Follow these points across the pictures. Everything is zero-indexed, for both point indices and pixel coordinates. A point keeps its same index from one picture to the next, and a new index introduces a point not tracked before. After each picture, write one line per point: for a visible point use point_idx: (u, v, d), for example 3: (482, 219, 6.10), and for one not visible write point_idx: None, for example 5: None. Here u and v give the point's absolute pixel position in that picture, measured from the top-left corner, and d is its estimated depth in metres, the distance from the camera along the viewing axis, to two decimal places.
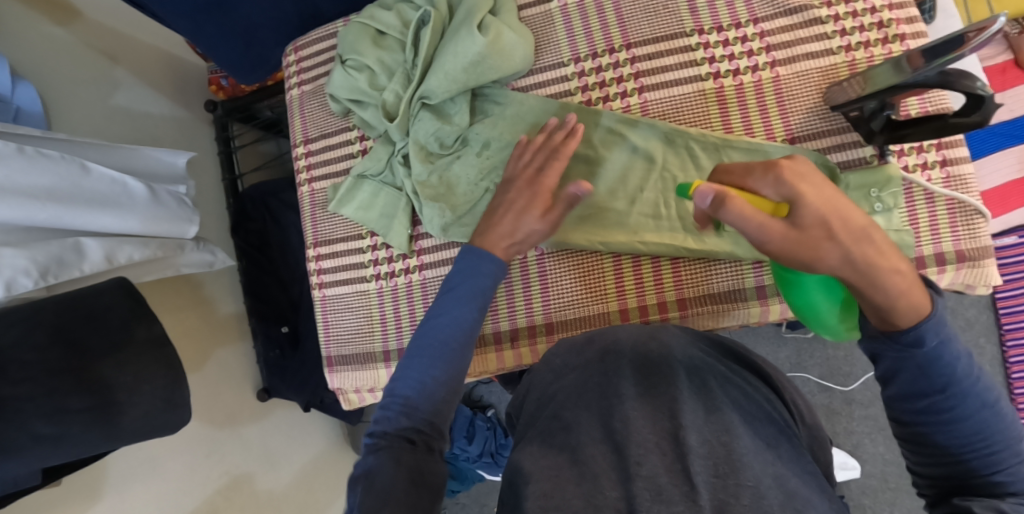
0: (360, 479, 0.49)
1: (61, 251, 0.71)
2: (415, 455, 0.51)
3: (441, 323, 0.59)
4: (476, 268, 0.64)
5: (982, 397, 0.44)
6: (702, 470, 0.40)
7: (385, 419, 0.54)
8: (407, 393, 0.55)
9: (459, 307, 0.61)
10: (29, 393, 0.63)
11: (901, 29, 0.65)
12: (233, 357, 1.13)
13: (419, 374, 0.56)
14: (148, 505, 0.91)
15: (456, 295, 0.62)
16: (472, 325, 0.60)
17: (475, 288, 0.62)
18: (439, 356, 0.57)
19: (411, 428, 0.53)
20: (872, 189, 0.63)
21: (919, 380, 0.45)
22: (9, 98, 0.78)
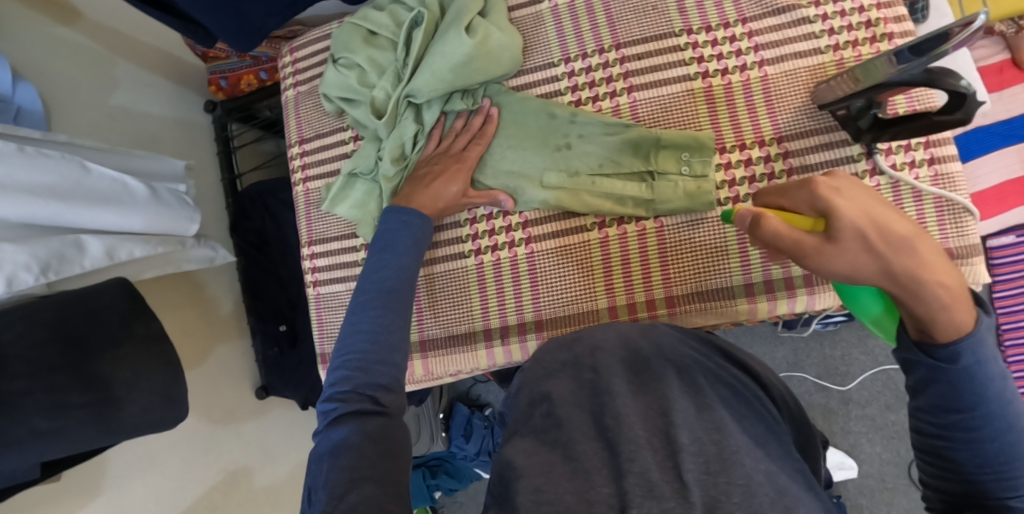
0: (325, 456, 0.50)
1: (62, 247, 0.73)
2: (383, 423, 0.51)
3: (381, 271, 0.62)
4: (405, 222, 0.66)
5: (1013, 424, 0.42)
6: (692, 468, 0.41)
7: (344, 380, 0.54)
8: (361, 348, 0.56)
9: (397, 258, 0.63)
10: (27, 389, 0.64)
11: (890, 28, 0.66)
12: (231, 356, 1.14)
13: (369, 325, 0.57)
14: (147, 500, 0.92)
15: (391, 249, 0.64)
16: (412, 276, 0.63)
17: (406, 240, 0.65)
18: (388, 307, 0.59)
19: (374, 386, 0.53)
20: (684, 152, 0.68)
21: (948, 392, 0.44)
22: (10, 99, 0.79)
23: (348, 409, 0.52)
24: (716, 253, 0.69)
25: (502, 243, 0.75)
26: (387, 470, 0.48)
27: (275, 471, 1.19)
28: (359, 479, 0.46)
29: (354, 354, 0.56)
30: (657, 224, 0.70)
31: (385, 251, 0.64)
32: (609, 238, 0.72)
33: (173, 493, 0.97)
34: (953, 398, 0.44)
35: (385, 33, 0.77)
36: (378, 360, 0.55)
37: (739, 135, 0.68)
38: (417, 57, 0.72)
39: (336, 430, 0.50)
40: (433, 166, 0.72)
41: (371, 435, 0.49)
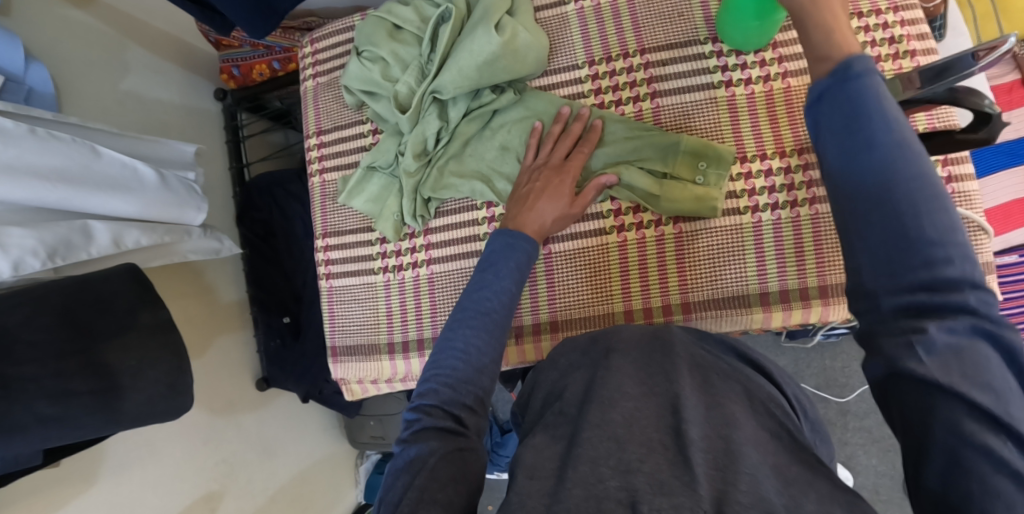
0: (403, 469, 0.48)
1: (69, 233, 0.72)
2: (457, 443, 0.49)
3: (484, 295, 0.58)
4: (512, 245, 0.62)
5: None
6: (701, 461, 0.41)
7: (430, 394, 0.53)
8: (453, 367, 0.53)
9: (501, 282, 0.59)
10: (33, 373, 0.63)
11: (912, 45, 0.67)
12: (233, 345, 1.13)
13: (462, 345, 0.54)
14: (145, 489, 0.92)
15: (495, 270, 0.59)
16: (514, 300, 0.58)
17: (515, 265, 0.60)
18: (484, 328, 0.55)
19: (458, 407, 0.51)
20: (702, 161, 0.68)
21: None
22: (22, 79, 0.78)
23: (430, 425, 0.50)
24: (731, 259, 0.69)
25: None
26: (458, 489, 0.45)
27: (275, 463, 1.18)
28: (429, 499, 0.43)
29: (444, 370, 0.54)
30: (676, 230, 0.70)
31: (491, 272, 0.59)
32: (628, 242, 0.72)
33: (171, 483, 0.96)
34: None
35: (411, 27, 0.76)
36: (465, 383, 0.52)
37: (761, 145, 0.69)
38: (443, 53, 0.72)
39: (411, 445, 0.49)
40: (534, 182, 0.68)
41: (447, 455, 0.47)
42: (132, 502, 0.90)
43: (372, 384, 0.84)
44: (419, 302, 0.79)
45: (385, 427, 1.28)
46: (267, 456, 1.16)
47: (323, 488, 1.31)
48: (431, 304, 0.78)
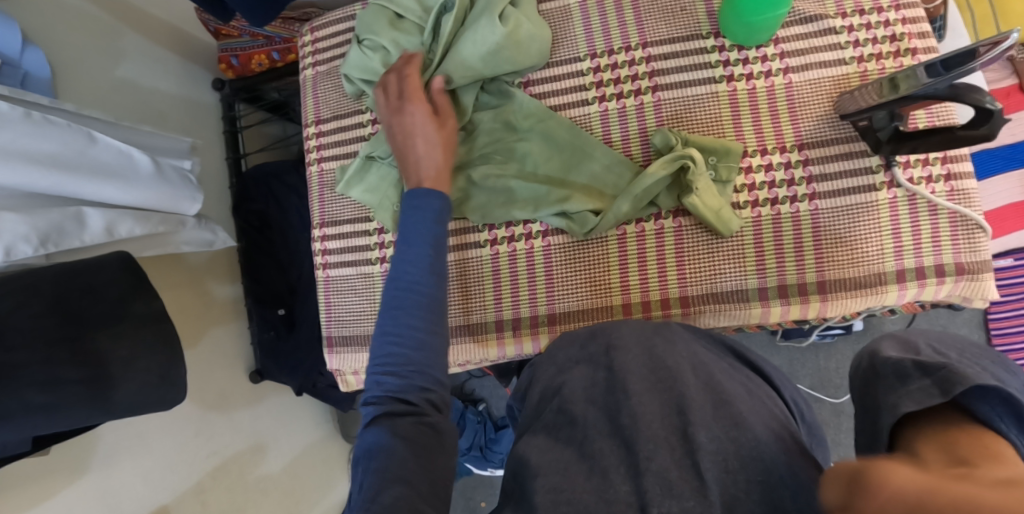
0: (363, 457, 0.50)
1: (62, 220, 0.71)
2: (414, 419, 0.51)
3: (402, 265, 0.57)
4: (417, 205, 0.60)
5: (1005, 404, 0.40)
6: (711, 467, 0.41)
7: (378, 386, 0.54)
8: (395, 356, 0.54)
9: (416, 250, 0.57)
10: (24, 360, 0.63)
11: (913, 43, 0.67)
12: (227, 337, 1.12)
13: (394, 326, 0.55)
14: (134, 481, 0.91)
15: (407, 239, 0.58)
16: (437, 265, 0.57)
17: (422, 226, 0.59)
18: (414, 307, 0.55)
19: (402, 391, 0.53)
20: (711, 157, 0.68)
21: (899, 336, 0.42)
22: (17, 63, 0.77)
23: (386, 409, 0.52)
24: (730, 254, 0.69)
25: (519, 235, 0.75)
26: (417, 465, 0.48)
27: (267, 456, 1.17)
28: (394, 479, 0.46)
29: (388, 360, 0.54)
30: (677, 224, 0.70)
31: (404, 243, 0.58)
32: (627, 236, 0.72)
33: (162, 476, 0.95)
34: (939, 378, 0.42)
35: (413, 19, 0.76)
36: (415, 370, 0.53)
37: (761, 140, 0.69)
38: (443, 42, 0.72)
39: (372, 428, 0.51)
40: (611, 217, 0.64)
41: (405, 435, 0.49)
42: (122, 493, 0.89)
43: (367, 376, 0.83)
44: None
45: None
46: (260, 450, 1.16)
47: (315, 484, 1.30)
48: None
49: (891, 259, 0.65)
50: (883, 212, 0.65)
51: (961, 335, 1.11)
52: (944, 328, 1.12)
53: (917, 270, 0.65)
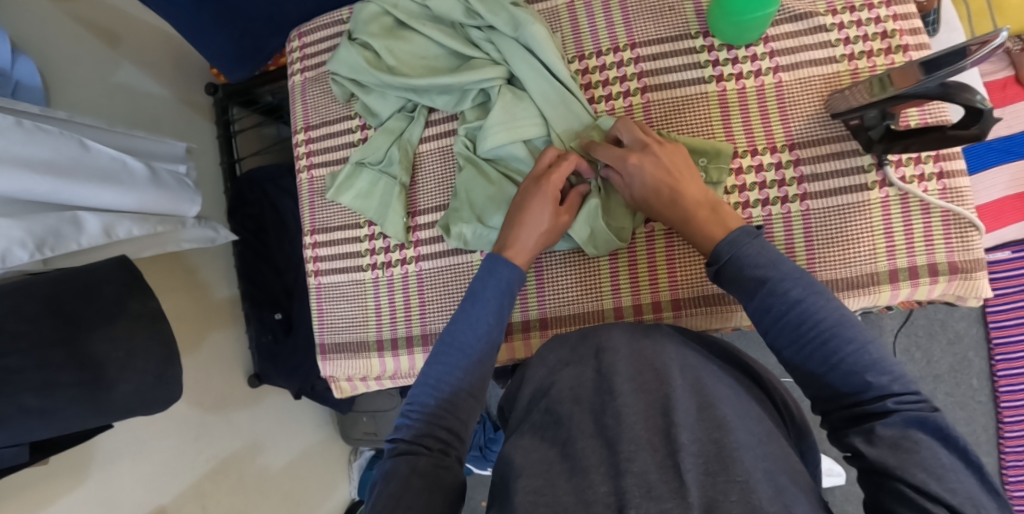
0: (375, 484, 0.49)
1: (59, 224, 0.70)
2: (432, 459, 0.49)
3: (461, 330, 0.57)
4: (494, 271, 0.61)
5: (848, 336, 0.46)
6: (691, 467, 0.41)
7: (406, 427, 0.52)
8: (425, 401, 0.54)
9: (478, 312, 0.58)
10: (17, 366, 0.62)
11: (905, 39, 0.66)
12: (224, 342, 1.12)
13: (435, 376, 0.55)
14: (133, 485, 0.91)
15: (474, 301, 0.59)
16: (492, 332, 0.58)
17: (498, 291, 0.60)
18: (455, 364, 0.55)
19: (429, 434, 0.51)
20: (702, 158, 0.68)
21: (743, 290, 0.52)
22: (8, 73, 0.77)
23: (405, 445, 0.51)
24: None
25: None
26: (434, 503, 0.46)
27: (267, 459, 1.18)
28: (405, 505, 0.45)
29: (418, 404, 0.54)
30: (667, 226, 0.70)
31: (470, 302, 0.60)
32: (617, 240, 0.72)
33: (161, 480, 0.96)
34: (780, 339, 0.49)
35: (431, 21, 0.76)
36: (438, 411, 0.53)
37: (752, 141, 0.68)
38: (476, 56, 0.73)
39: (386, 465, 0.50)
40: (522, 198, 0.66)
41: (419, 471, 0.48)
42: (123, 496, 0.90)
43: (361, 381, 0.83)
44: (408, 299, 0.79)
45: (377, 423, 1.27)
46: (259, 452, 1.16)
47: (315, 486, 1.30)
48: (420, 301, 0.78)
49: (883, 259, 0.65)
50: (875, 211, 0.65)
51: (958, 329, 1.10)
52: (941, 322, 1.12)
53: (909, 270, 0.64)
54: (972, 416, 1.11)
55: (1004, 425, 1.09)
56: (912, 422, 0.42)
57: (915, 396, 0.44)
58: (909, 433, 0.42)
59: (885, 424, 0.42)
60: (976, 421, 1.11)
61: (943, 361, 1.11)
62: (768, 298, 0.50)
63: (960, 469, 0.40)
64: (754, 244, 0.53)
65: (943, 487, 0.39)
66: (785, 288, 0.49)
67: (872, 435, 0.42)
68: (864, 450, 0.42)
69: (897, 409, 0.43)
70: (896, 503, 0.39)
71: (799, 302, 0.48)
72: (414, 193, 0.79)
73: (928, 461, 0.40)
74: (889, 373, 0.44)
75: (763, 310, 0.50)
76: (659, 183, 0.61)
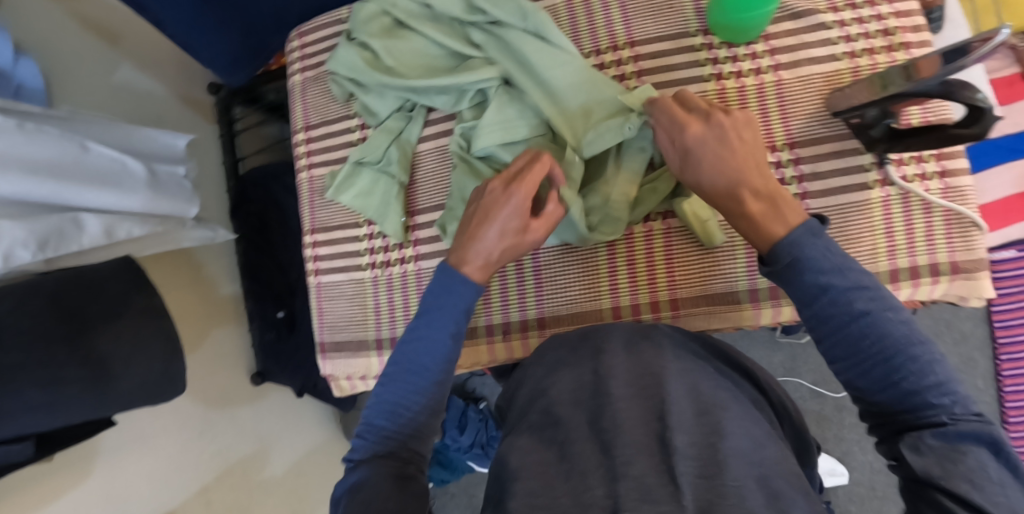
0: (342, 498, 0.49)
1: (60, 225, 0.71)
2: (396, 468, 0.49)
3: (419, 350, 0.55)
4: (451, 288, 0.57)
5: (916, 356, 0.44)
6: (686, 470, 0.41)
7: (365, 447, 0.52)
8: (382, 423, 0.53)
9: (432, 333, 0.55)
10: (20, 363, 0.62)
11: (907, 37, 0.65)
12: (228, 340, 1.13)
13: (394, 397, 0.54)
14: (137, 483, 0.92)
15: (428, 321, 0.56)
16: (449, 352, 0.55)
17: (453, 311, 0.56)
18: (415, 386, 0.54)
19: (391, 450, 0.51)
20: None
21: (800, 294, 0.48)
22: (10, 74, 0.77)
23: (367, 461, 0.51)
24: (719, 260, 0.69)
25: None
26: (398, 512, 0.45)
27: (270, 457, 1.18)
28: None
29: (378, 425, 0.53)
30: (666, 225, 0.70)
31: (424, 321, 0.56)
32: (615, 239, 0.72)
33: (163, 478, 0.96)
34: (836, 351, 0.47)
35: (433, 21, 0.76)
36: (401, 432, 0.52)
37: None
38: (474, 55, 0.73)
39: (351, 482, 0.50)
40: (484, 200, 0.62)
41: (381, 484, 0.48)
42: (127, 494, 0.90)
43: (361, 380, 0.84)
44: (407, 299, 0.79)
45: None
46: (262, 450, 1.16)
47: (317, 484, 1.30)
48: (419, 301, 0.78)
49: (884, 259, 0.64)
50: (876, 210, 0.64)
51: (963, 328, 1.09)
52: (945, 322, 1.11)
53: (911, 270, 0.64)
54: None
55: (1009, 425, 1.08)
56: (966, 435, 0.41)
57: (975, 415, 0.42)
58: (958, 447, 0.41)
59: (935, 435, 0.42)
60: (980, 421, 1.10)
61: (947, 360, 1.11)
62: (830, 307, 0.47)
63: (1008, 483, 0.39)
64: (817, 245, 0.48)
65: (986, 498, 0.38)
66: (848, 298, 0.46)
67: (919, 443, 0.42)
68: (909, 458, 0.42)
69: (950, 423, 0.42)
70: (935, 512, 0.39)
71: (864, 315, 0.45)
72: (413, 192, 0.79)
73: (975, 473, 0.39)
74: (951, 394, 0.43)
75: (822, 318, 0.47)
76: (723, 166, 0.56)
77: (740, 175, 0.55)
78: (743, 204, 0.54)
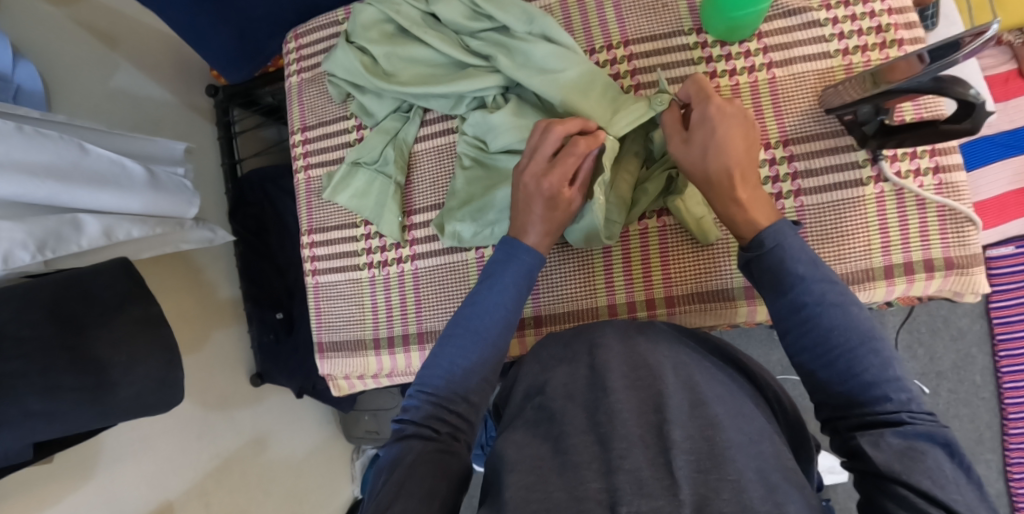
0: (382, 470, 0.50)
1: (59, 226, 0.71)
2: (437, 445, 0.50)
3: (474, 312, 0.57)
4: (514, 256, 0.60)
5: (877, 349, 0.45)
6: (684, 465, 0.41)
7: (415, 408, 0.54)
8: (436, 383, 0.54)
9: (494, 298, 0.57)
10: (22, 369, 0.63)
11: (900, 34, 0.66)
12: (227, 341, 1.13)
13: (444, 364, 0.55)
14: (137, 485, 0.92)
15: (492, 284, 0.58)
16: (509, 316, 0.57)
17: (516, 276, 0.59)
18: (471, 347, 0.55)
19: (438, 417, 0.52)
20: None
21: (776, 283, 0.49)
22: (9, 77, 0.78)
23: (414, 428, 0.52)
24: (715, 256, 0.69)
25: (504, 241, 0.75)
26: (437, 487, 0.46)
27: (270, 458, 1.18)
28: (406, 492, 0.45)
29: (427, 386, 0.55)
30: (660, 223, 0.71)
31: (488, 285, 0.58)
32: None
33: (163, 479, 0.96)
34: (804, 340, 0.48)
35: (435, 29, 0.75)
36: (449, 396, 0.53)
37: None
38: (478, 64, 0.73)
39: (393, 448, 0.51)
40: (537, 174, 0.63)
41: (425, 455, 0.49)
42: (127, 496, 0.91)
43: (359, 379, 0.84)
44: (403, 298, 0.79)
45: (378, 422, 1.27)
46: (261, 451, 1.17)
47: (317, 485, 1.30)
48: (416, 300, 0.78)
49: (878, 255, 0.65)
50: (870, 207, 0.65)
51: (961, 324, 1.10)
52: (943, 318, 1.11)
53: (904, 266, 0.64)
54: (975, 413, 1.10)
55: (1007, 422, 1.08)
56: (920, 434, 0.42)
57: (929, 414, 0.43)
58: (914, 444, 0.42)
59: (895, 433, 0.42)
60: (979, 418, 1.10)
61: (946, 357, 1.11)
62: (803, 297, 0.48)
63: (961, 481, 0.40)
64: (797, 238, 0.50)
65: (947, 496, 0.38)
66: (820, 289, 0.47)
67: (879, 438, 0.42)
68: (869, 453, 0.42)
69: (909, 422, 0.43)
70: (895, 506, 0.39)
71: (832, 305, 0.47)
72: (410, 192, 0.80)
73: (932, 470, 0.40)
74: (907, 392, 0.44)
75: (793, 308, 0.48)
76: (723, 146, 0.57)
77: (734, 160, 0.56)
78: (730, 189, 0.55)
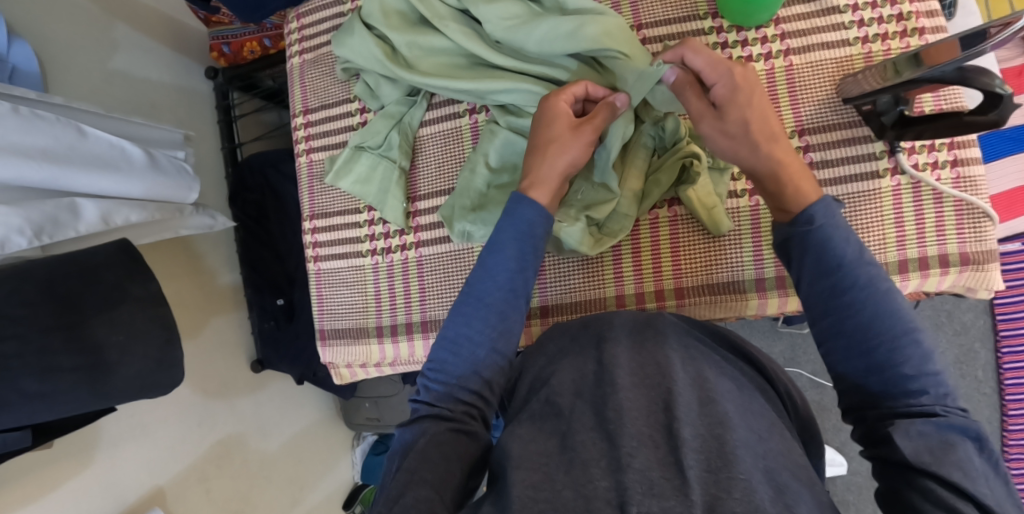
0: (396, 453, 0.49)
1: (56, 211, 0.69)
2: (451, 426, 0.49)
3: (485, 281, 0.55)
4: (519, 215, 0.57)
5: (920, 341, 0.44)
6: (693, 463, 0.40)
7: (429, 387, 0.53)
8: (445, 360, 0.53)
9: (501, 261, 0.55)
10: (16, 350, 0.61)
11: (921, 22, 0.64)
12: (227, 327, 1.12)
13: (451, 332, 0.54)
14: (137, 467, 0.91)
15: (496, 252, 0.55)
16: (514, 282, 0.55)
17: (523, 242, 0.56)
18: (476, 317, 0.54)
19: (454, 397, 0.51)
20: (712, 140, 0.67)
21: (820, 263, 0.48)
22: (5, 56, 0.76)
23: (428, 410, 0.51)
24: (727, 248, 0.68)
25: None
26: (450, 471, 0.45)
27: (269, 445, 1.18)
28: (419, 477, 0.44)
29: (437, 362, 0.54)
30: (671, 213, 0.69)
31: (491, 251, 0.56)
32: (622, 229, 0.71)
33: (163, 464, 0.96)
34: (843, 326, 0.46)
35: (454, 19, 0.72)
36: (457, 372, 0.52)
37: None
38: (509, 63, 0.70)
39: (407, 431, 0.51)
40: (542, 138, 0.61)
41: (437, 437, 0.48)
42: (126, 481, 0.90)
43: (360, 368, 0.83)
44: (407, 286, 0.78)
45: (378, 409, 1.26)
46: (262, 437, 1.16)
47: (316, 470, 1.30)
48: (420, 288, 0.77)
49: (892, 249, 0.63)
50: (886, 200, 0.63)
51: (965, 321, 1.09)
52: (947, 314, 1.10)
53: (918, 260, 0.63)
54: (977, 408, 1.09)
55: (1008, 417, 1.07)
56: (954, 426, 0.41)
57: (962, 410, 0.43)
58: (946, 437, 0.41)
59: (926, 423, 0.41)
60: (981, 414, 1.09)
61: (949, 352, 1.10)
62: (847, 279, 0.46)
63: (991, 476, 0.39)
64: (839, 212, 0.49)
65: (978, 489, 0.38)
66: (868, 274, 0.46)
67: (907, 427, 0.41)
68: (898, 441, 0.41)
69: (943, 414, 0.42)
70: (922, 500, 0.38)
71: (881, 291, 0.45)
72: (415, 178, 0.78)
73: (964, 463, 0.39)
74: (945, 387, 0.43)
75: (835, 290, 0.47)
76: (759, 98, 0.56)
77: (770, 128, 0.56)
78: (774, 153, 0.54)
